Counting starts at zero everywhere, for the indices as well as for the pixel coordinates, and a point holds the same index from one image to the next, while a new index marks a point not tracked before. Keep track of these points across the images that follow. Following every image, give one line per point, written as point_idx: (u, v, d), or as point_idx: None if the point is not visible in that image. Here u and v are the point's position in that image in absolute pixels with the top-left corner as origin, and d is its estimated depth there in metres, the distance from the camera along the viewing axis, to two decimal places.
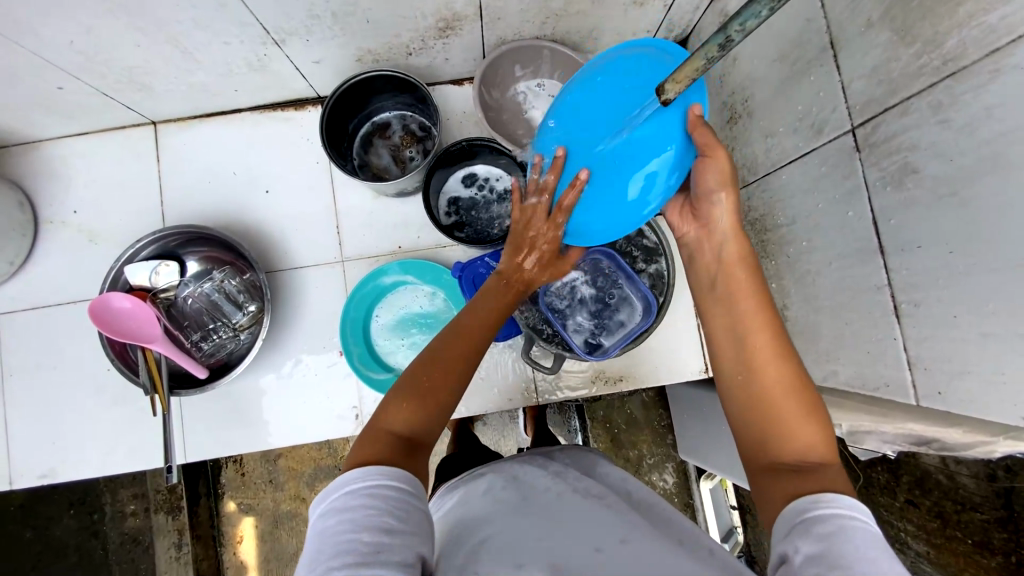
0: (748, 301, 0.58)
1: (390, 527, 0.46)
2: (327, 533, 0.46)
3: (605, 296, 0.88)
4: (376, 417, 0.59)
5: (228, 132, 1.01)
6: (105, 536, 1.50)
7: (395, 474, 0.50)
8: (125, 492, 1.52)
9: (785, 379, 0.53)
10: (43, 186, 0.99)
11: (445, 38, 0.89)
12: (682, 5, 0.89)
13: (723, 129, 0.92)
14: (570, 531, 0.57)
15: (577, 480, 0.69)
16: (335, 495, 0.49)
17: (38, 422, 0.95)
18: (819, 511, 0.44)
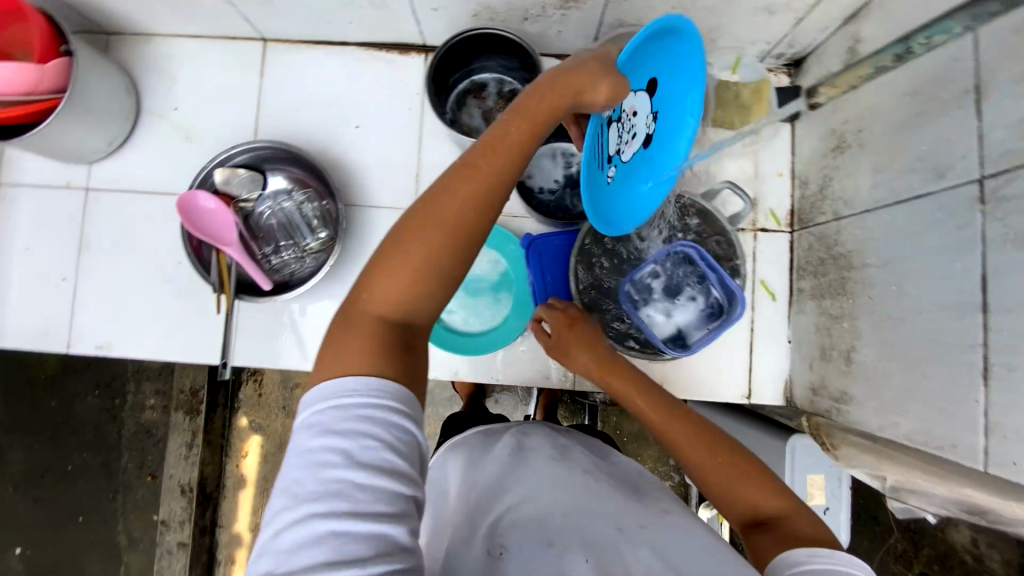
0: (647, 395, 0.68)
1: (393, 468, 0.45)
2: (316, 463, 0.45)
3: (680, 288, 0.86)
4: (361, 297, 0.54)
5: (331, 63, 1.03)
6: (123, 423, 1.60)
7: (394, 395, 0.48)
8: (149, 385, 1.60)
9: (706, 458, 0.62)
10: (149, 78, 1.03)
11: (566, 10, 0.88)
12: (812, 22, 0.86)
13: (825, 156, 0.89)
14: (595, 517, 0.59)
15: (597, 462, 0.70)
16: (326, 418, 0.47)
17: (104, 298, 1.00)
18: (813, 560, 0.51)
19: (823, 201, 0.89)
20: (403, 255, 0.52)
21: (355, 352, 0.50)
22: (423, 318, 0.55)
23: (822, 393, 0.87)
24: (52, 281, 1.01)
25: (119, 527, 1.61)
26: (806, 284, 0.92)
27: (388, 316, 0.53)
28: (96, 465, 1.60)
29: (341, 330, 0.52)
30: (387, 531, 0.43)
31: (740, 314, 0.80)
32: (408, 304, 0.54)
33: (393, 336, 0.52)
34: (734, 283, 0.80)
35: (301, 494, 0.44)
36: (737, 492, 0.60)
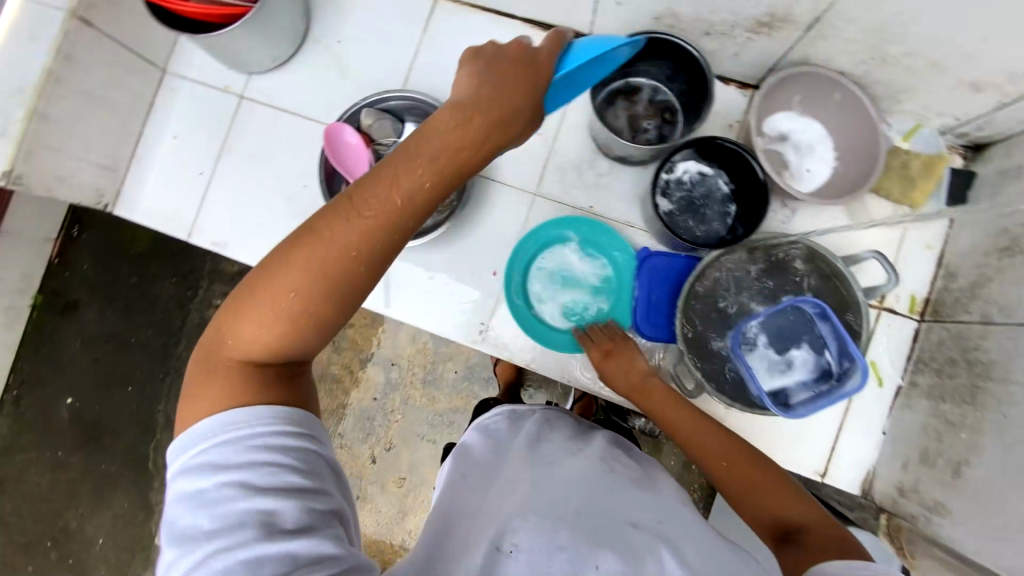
0: (679, 411, 0.75)
1: (282, 493, 0.56)
2: (219, 504, 0.55)
3: (795, 345, 0.81)
4: (237, 333, 0.61)
5: (491, 32, 1.03)
6: (188, 312, 1.73)
7: (279, 432, 0.59)
8: (219, 286, 1.72)
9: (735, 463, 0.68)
10: (321, 6, 1.06)
11: (755, 34, 0.82)
12: (1016, 112, 0.77)
13: (987, 255, 0.81)
14: (608, 534, 0.65)
15: (625, 487, 0.75)
16: (218, 463, 0.57)
17: (230, 201, 1.06)
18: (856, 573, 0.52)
19: (971, 301, 0.82)
20: (272, 301, 0.59)
21: (229, 397, 0.60)
22: (301, 349, 0.63)
23: (911, 496, 0.83)
24: (189, 173, 1.08)
25: (158, 405, 1.73)
26: (923, 380, 0.87)
27: (260, 360, 0.62)
28: (157, 343, 1.73)
29: (209, 377, 0.61)
30: (288, 549, 0.54)
31: (857, 386, 0.73)
32: (282, 344, 0.61)
33: (262, 376, 0.61)
34: (857, 349, 0.74)
35: (205, 534, 0.55)
36: (766, 500, 0.64)
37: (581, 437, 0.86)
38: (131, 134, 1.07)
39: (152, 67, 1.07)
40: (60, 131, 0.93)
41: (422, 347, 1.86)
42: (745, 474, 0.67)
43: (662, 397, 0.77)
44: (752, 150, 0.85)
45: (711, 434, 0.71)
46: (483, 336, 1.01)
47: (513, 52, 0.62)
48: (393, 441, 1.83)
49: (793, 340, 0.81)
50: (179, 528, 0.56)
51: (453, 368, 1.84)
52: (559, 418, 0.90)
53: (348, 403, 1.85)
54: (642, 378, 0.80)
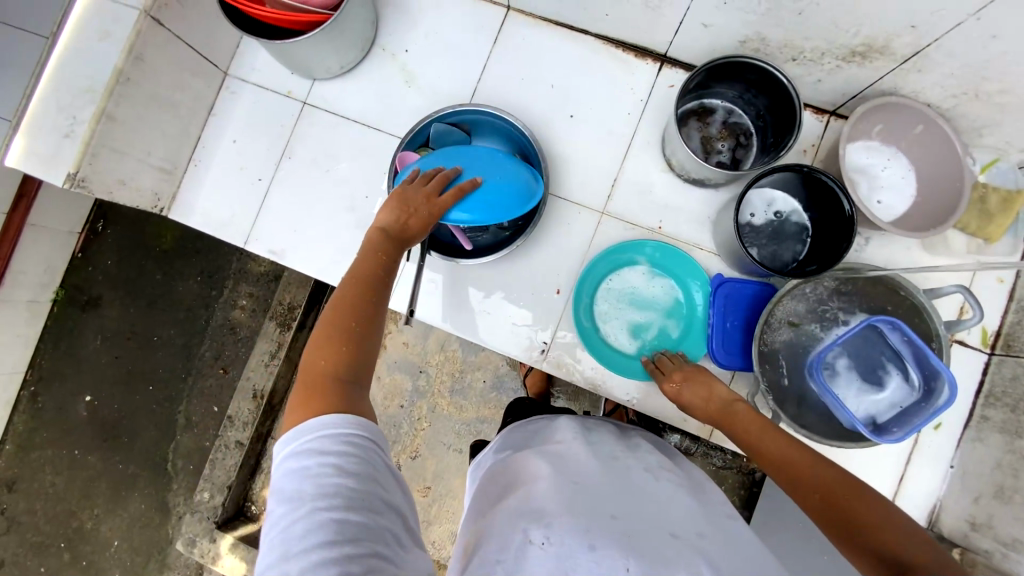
0: (759, 432, 0.73)
1: (368, 470, 0.55)
2: (310, 472, 0.54)
3: (880, 366, 0.80)
4: (315, 366, 0.63)
5: (564, 47, 1.02)
6: (213, 312, 1.70)
7: (365, 421, 0.59)
8: (245, 287, 1.70)
9: (838, 485, 0.62)
10: (390, 14, 1.05)
11: (846, 62, 0.83)
12: None
13: None
14: (645, 541, 0.58)
15: (682, 498, 0.69)
16: (314, 437, 0.56)
17: (287, 207, 1.04)
18: None
19: None
20: (330, 337, 0.66)
21: (315, 407, 0.59)
22: (365, 367, 0.66)
23: (984, 531, 0.82)
24: (248, 178, 1.06)
25: (180, 406, 1.69)
26: (996, 414, 0.87)
27: (341, 373, 0.63)
28: (181, 344, 1.70)
29: (305, 395, 0.61)
30: (367, 523, 0.53)
31: (946, 399, 0.73)
32: (349, 364, 0.64)
33: (342, 390, 0.61)
34: (939, 360, 0.74)
35: (305, 492, 0.53)
36: (875, 528, 0.58)
37: (630, 447, 0.81)
38: (191, 136, 1.05)
39: (215, 69, 1.05)
40: (127, 131, 0.91)
41: (450, 354, 1.84)
42: (831, 495, 0.62)
43: (750, 419, 0.75)
44: (847, 186, 0.84)
45: (807, 453, 0.66)
46: (545, 357, 0.99)
47: (432, 200, 0.79)
48: (419, 449, 1.81)
49: (873, 360, 0.81)
50: (277, 486, 0.55)
51: (481, 378, 1.83)
52: (602, 426, 0.86)
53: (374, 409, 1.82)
54: (725, 404, 0.79)
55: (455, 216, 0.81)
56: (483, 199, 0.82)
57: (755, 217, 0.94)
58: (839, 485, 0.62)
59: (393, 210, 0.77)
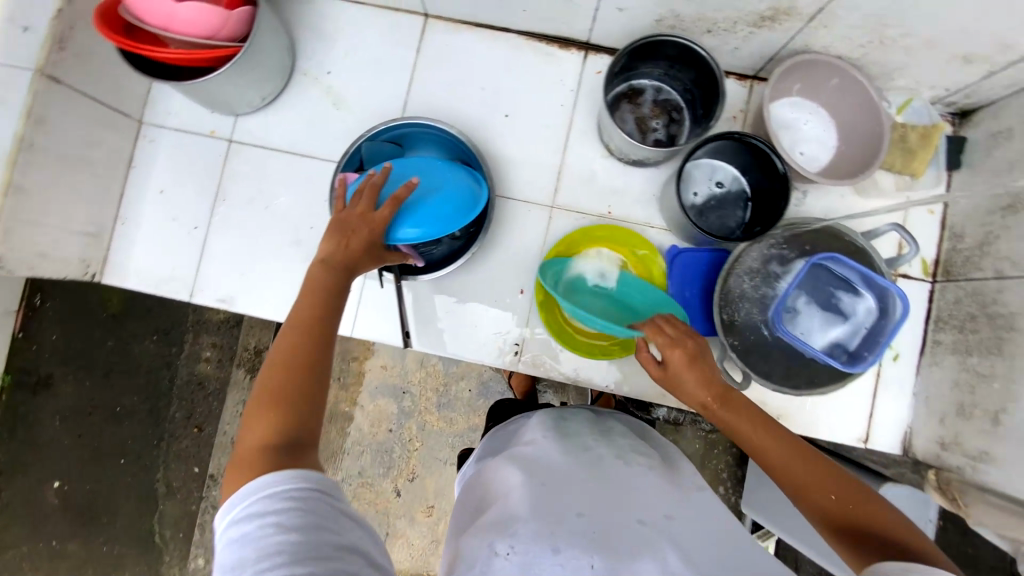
0: (758, 427, 0.68)
1: (313, 522, 0.52)
2: (252, 536, 0.51)
3: (833, 297, 0.84)
4: (252, 432, 0.60)
5: (488, 48, 1.01)
6: (176, 370, 1.62)
7: (309, 471, 0.57)
8: (206, 338, 1.62)
9: (832, 478, 0.64)
10: (306, 38, 1.02)
11: (757, 28, 0.86)
12: (1004, 77, 0.84)
13: (991, 213, 0.87)
14: (612, 534, 0.59)
15: (656, 479, 0.70)
16: (255, 499, 0.54)
17: (230, 252, 1.00)
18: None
19: (982, 258, 0.87)
20: (267, 400, 0.62)
21: (249, 475, 0.56)
22: (304, 429, 0.62)
23: (953, 448, 0.87)
24: (183, 228, 1.01)
25: (157, 474, 1.60)
26: (947, 337, 0.92)
27: (271, 443, 0.59)
28: (147, 411, 1.61)
29: (242, 461, 0.58)
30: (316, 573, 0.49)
31: (902, 308, 0.78)
32: (283, 428, 0.60)
33: (276, 456, 0.58)
34: (884, 279, 0.79)
35: (247, 559, 0.50)
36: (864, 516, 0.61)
37: (608, 434, 0.82)
38: (113, 194, 0.99)
39: (128, 120, 0.99)
40: (41, 201, 0.85)
41: (432, 369, 1.81)
42: (830, 496, 0.62)
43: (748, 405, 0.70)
44: (776, 146, 0.87)
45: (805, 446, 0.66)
46: (520, 359, 0.98)
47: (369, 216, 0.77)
48: (415, 470, 1.78)
49: (825, 294, 0.85)
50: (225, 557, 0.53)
51: (467, 387, 1.81)
52: (580, 414, 0.88)
53: (363, 438, 1.79)
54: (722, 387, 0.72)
55: (405, 231, 0.81)
56: (427, 210, 0.82)
57: (699, 195, 0.97)
58: (839, 484, 0.63)
59: (330, 239, 0.75)
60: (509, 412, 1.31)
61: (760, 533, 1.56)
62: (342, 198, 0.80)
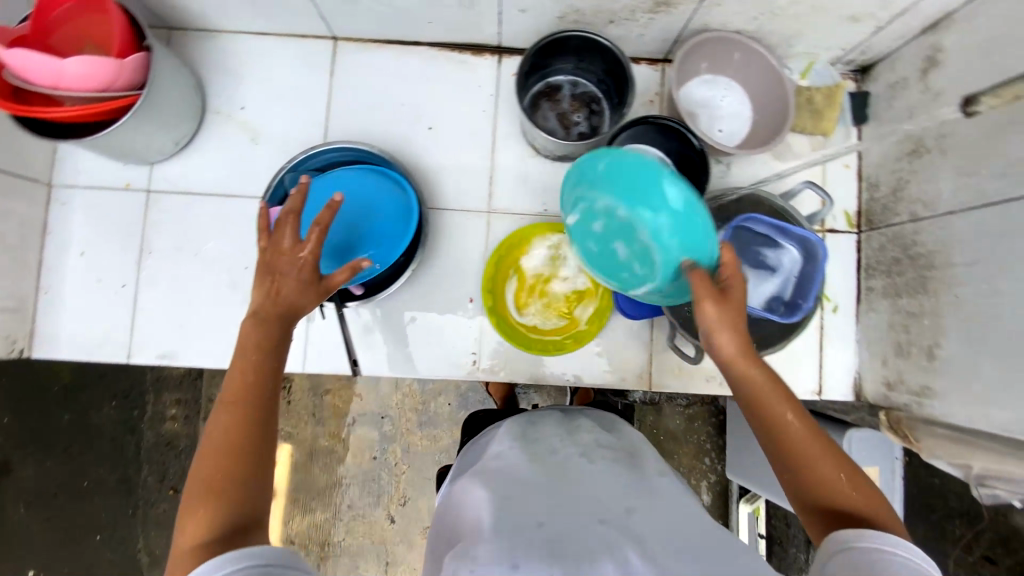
0: (779, 401, 0.64)
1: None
2: None
3: (760, 255, 0.87)
4: (185, 528, 0.57)
5: (402, 64, 1.01)
6: (142, 434, 1.54)
7: (254, 548, 0.54)
8: (168, 395, 1.55)
9: (821, 452, 0.62)
10: (214, 76, 0.99)
11: (655, 13, 0.88)
12: (890, 31, 0.88)
13: (899, 160, 0.91)
14: (572, 544, 0.60)
15: (616, 479, 0.72)
16: None
17: (165, 306, 0.97)
18: (863, 543, 0.55)
19: (897, 203, 0.92)
20: (202, 490, 0.59)
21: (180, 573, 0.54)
22: (241, 520, 0.58)
23: (899, 387, 0.91)
24: (111, 288, 0.97)
25: (138, 544, 1.53)
26: (878, 283, 0.96)
27: (203, 543, 0.56)
28: (115, 482, 1.53)
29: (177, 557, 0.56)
30: None
31: (822, 252, 0.81)
32: (217, 523, 0.57)
33: (212, 549, 0.55)
34: (798, 228, 0.83)
35: None
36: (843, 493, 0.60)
37: (574, 432, 0.85)
38: (30, 264, 0.95)
39: (37, 185, 0.95)
40: None
41: (407, 390, 1.78)
42: (826, 481, 0.60)
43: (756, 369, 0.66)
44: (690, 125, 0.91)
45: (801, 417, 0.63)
46: (478, 368, 0.99)
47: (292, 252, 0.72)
48: (406, 493, 1.75)
49: (752, 254, 0.88)
50: None
51: (446, 402, 1.79)
52: (546, 414, 0.91)
53: (348, 471, 1.75)
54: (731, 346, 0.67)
55: (367, 256, 0.88)
56: (384, 228, 0.89)
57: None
58: (840, 472, 0.61)
59: (258, 287, 0.72)
60: (484, 423, 1.28)
61: (747, 496, 1.59)
62: (266, 231, 0.75)
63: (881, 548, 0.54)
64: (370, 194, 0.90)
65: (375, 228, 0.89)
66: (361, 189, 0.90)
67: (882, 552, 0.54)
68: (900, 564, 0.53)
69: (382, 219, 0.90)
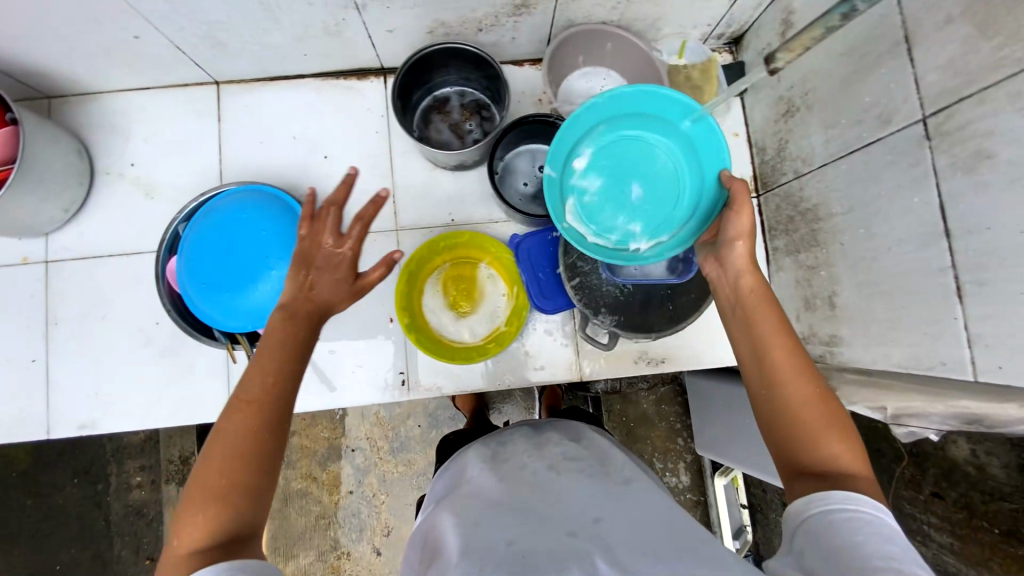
0: (774, 317, 0.63)
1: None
2: None
3: None
4: (176, 530, 0.54)
5: (289, 98, 1.02)
6: (109, 507, 1.48)
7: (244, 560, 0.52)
8: (132, 463, 1.49)
9: (810, 398, 0.58)
10: (102, 138, 0.99)
11: (518, 16, 0.90)
12: (745, 1, 0.91)
13: (778, 122, 0.94)
14: (536, 557, 0.58)
15: (581, 483, 0.70)
16: None
17: (81, 374, 0.95)
18: (822, 507, 0.53)
19: (783, 163, 0.94)
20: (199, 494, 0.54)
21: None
22: (242, 529, 0.54)
23: (813, 340, 0.92)
24: (19, 364, 0.95)
25: None
26: (781, 242, 0.98)
27: (203, 547, 0.52)
28: (87, 561, 1.47)
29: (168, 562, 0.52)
30: None
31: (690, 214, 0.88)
32: (217, 529, 0.53)
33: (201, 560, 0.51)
34: None
35: None
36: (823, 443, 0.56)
37: (541, 445, 0.81)
38: None
39: None
40: None
41: (375, 418, 1.76)
42: (798, 403, 0.58)
43: (759, 304, 0.64)
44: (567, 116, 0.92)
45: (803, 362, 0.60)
46: (408, 387, 0.99)
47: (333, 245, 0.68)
48: (389, 523, 1.72)
49: None
50: None
51: (416, 424, 1.76)
52: (514, 434, 0.87)
53: (326, 510, 1.71)
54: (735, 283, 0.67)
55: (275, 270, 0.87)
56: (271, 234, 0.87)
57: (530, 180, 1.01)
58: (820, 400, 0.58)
59: (290, 280, 0.67)
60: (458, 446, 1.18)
61: (721, 470, 1.60)
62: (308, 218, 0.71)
63: (840, 510, 0.52)
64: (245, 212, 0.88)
65: (265, 238, 0.87)
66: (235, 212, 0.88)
67: (833, 511, 0.52)
68: (850, 518, 0.51)
69: (268, 229, 0.87)
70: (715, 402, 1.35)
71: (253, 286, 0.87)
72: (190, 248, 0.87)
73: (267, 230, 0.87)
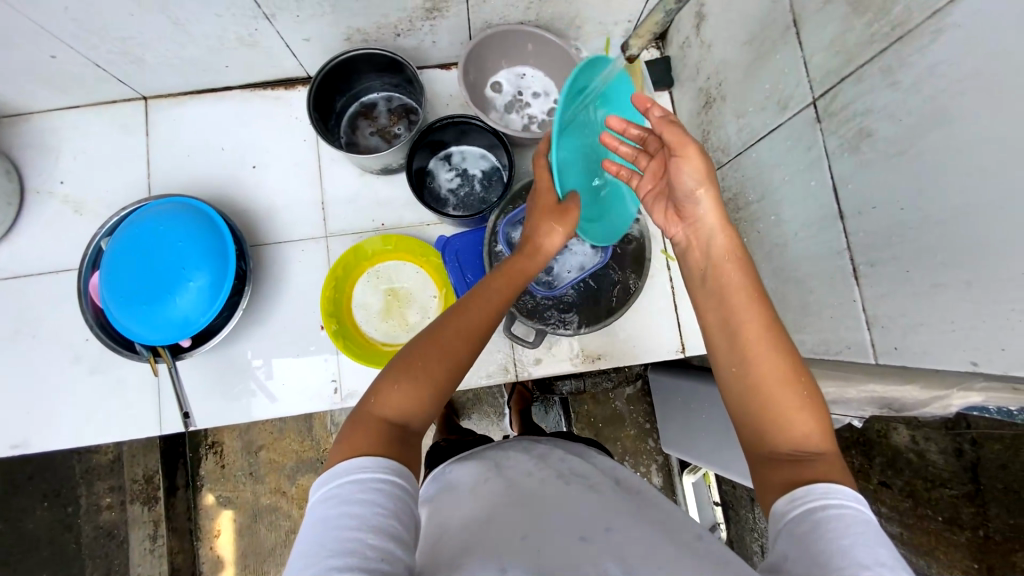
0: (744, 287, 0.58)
1: (398, 536, 0.47)
2: (329, 523, 0.46)
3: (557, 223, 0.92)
4: (370, 397, 0.58)
5: (216, 110, 1.02)
6: (79, 530, 1.45)
7: (402, 467, 0.51)
8: (100, 484, 1.47)
9: (780, 373, 0.53)
10: (33, 157, 1.00)
11: (432, 19, 0.91)
12: None
13: (700, 113, 0.94)
14: (550, 553, 0.54)
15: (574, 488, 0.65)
16: (342, 480, 0.49)
17: (15, 394, 0.95)
18: (797, 509, 0.47)
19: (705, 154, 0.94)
20: (402, 369, 0.59)
21: (356, 444, 0.52)
22: (422, 420, 0.58)
23: None
24: None
25: None
26: None
27: (396, 420, 0.56)
28: None
29: (352, 425, 0.55)
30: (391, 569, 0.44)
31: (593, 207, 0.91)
32: (407, 410, 0.57)
33: (388, 436, 0.54)
34: None
35: (327, 544, 0.45)
36: (789, 423, 0.52)
37: (544, 458, 0.73)
38: None
39: None
40: None
41: None
42: (763, 372, 0.53)
43: (731, 272, 0.59)
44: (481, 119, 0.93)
45: (776, 331, 0.55)
46: (338, 395, 0.97)
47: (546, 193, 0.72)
48: None
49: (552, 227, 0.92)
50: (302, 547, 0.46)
51: None
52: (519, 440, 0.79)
53: None
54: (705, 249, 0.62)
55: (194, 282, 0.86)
56: (185, 247, 0.87)
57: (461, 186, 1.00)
58: (787, 368, 0.53)
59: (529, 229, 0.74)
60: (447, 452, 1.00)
61: (690, 467, 1.58)
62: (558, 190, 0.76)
63: (827, 509, 0.45)
64: (158, 229, 0.87)
65: (178, 251, 0.86)
66: (147, 230, 0.87)
67: (814, 511, 0.46)
68: (838, 518, 0.44)
69: (181, 241, 0.87)
70: (673, 399, 1.33)
71: (171, 298, 0.85)
72: (105, 270, 0.86)
73: (181, 244, 0.87)
